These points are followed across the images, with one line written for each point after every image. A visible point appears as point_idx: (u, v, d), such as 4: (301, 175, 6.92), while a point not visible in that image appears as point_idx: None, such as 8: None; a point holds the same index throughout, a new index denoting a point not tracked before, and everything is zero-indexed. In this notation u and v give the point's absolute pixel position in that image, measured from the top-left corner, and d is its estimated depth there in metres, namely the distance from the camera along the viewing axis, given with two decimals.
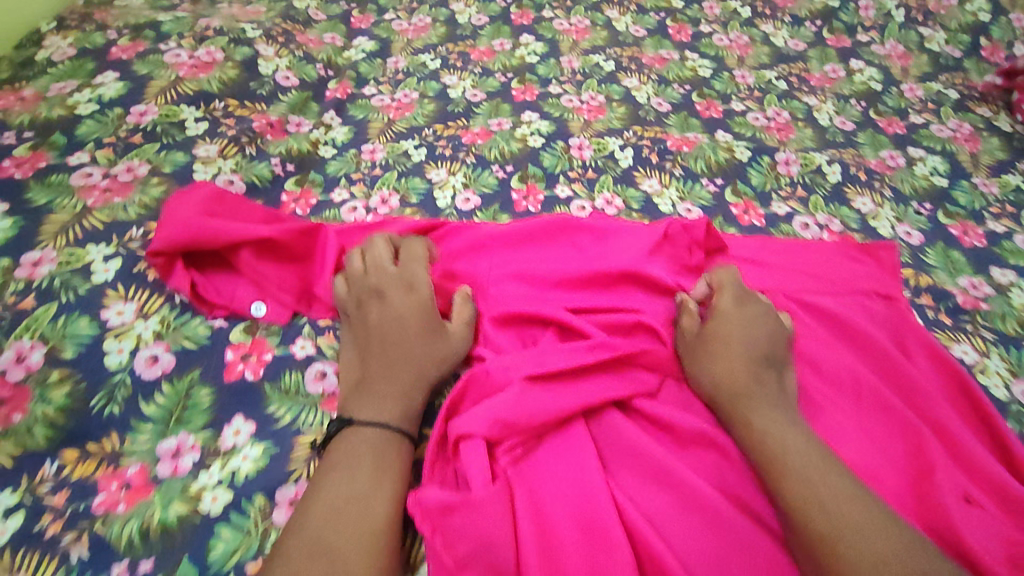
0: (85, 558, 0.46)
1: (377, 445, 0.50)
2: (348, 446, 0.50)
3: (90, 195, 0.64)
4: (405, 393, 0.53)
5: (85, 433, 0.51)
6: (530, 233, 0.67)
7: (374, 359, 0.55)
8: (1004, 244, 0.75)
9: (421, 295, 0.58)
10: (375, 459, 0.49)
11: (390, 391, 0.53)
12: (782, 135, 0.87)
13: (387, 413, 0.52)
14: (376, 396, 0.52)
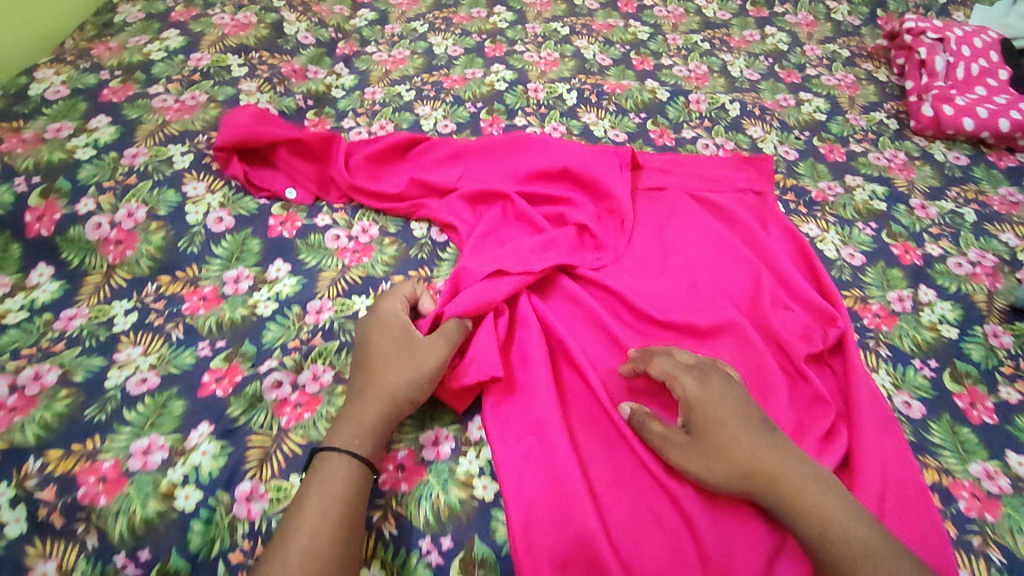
0: (181, 336, 0.68)
1: (350, 466, 0.55)
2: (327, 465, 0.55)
3: (166, 113, 0.84)
4: (375, 418, 0.58)
5: (174, 264, 0.73)
6: (491, 144, 0.88)
7: (359, 384, 0.61)
8: (858, 159, 0.97)
9: (403, 331, 0.64)
10: (351, 475, 0.54)
11: (364, 411, 0.59)
12: (698, 83, 1.09)
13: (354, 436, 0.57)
14: (350, 420, 0.58)
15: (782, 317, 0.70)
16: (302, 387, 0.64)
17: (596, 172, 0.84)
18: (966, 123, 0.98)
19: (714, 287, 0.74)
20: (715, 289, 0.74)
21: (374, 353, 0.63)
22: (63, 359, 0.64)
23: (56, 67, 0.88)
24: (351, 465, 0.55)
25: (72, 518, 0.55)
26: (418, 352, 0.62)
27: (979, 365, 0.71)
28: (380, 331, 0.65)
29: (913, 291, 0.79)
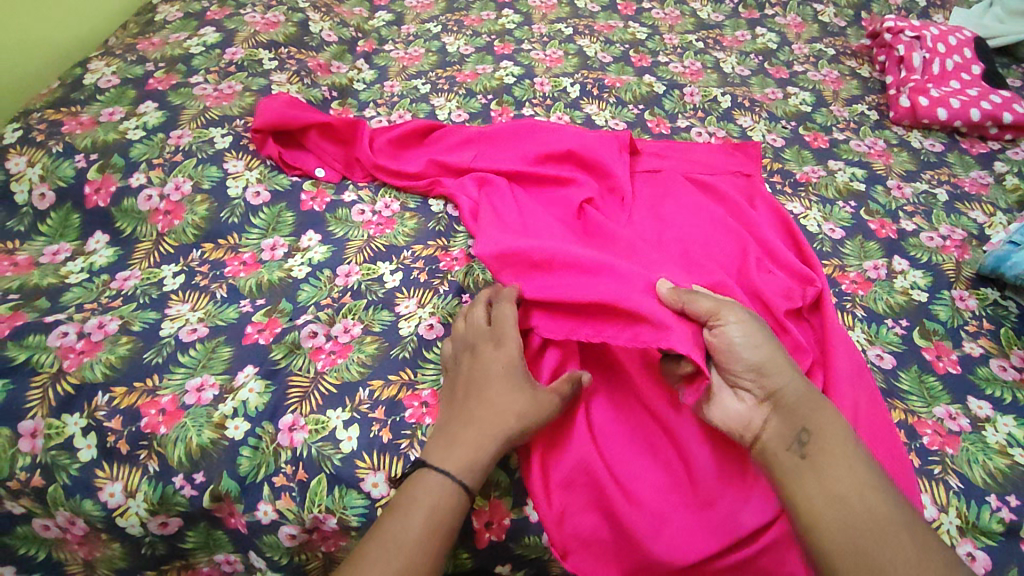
0: (224, 295, 0.76)
1: (438, 493, 0.56)
2: (423, 485, 0.56)
3: (206, 100, 0.94)
4: (482, 448, 0.58)
5: (217, 233, 0.81)
6: (501, 130, 0.95)
7: (464, 408, 0.61)
8: (840, 146, 1.05)
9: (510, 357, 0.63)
10: (433, 504, 0.55)
11: (470, 447, 0.58)
12: (692, 77, 1.18)
13: (460, 467, 0.57)
14: (458, 449, 0.58)
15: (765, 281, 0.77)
16: (335, 337, 0.72)
17: (597, 154, 0.91)
18: (940, 113, 1.06)
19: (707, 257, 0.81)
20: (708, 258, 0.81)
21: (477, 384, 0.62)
22: (122, 312, 0.72)
23: (106, 60, 0.98)
24: (454, 498, 0.56)
25: (136, 445, 0.62)
26: (531, 394, 0.61)
27: (945, 324, 0.78)
28: (485, 359, 0.63)
29: (887, 261, 0.86)
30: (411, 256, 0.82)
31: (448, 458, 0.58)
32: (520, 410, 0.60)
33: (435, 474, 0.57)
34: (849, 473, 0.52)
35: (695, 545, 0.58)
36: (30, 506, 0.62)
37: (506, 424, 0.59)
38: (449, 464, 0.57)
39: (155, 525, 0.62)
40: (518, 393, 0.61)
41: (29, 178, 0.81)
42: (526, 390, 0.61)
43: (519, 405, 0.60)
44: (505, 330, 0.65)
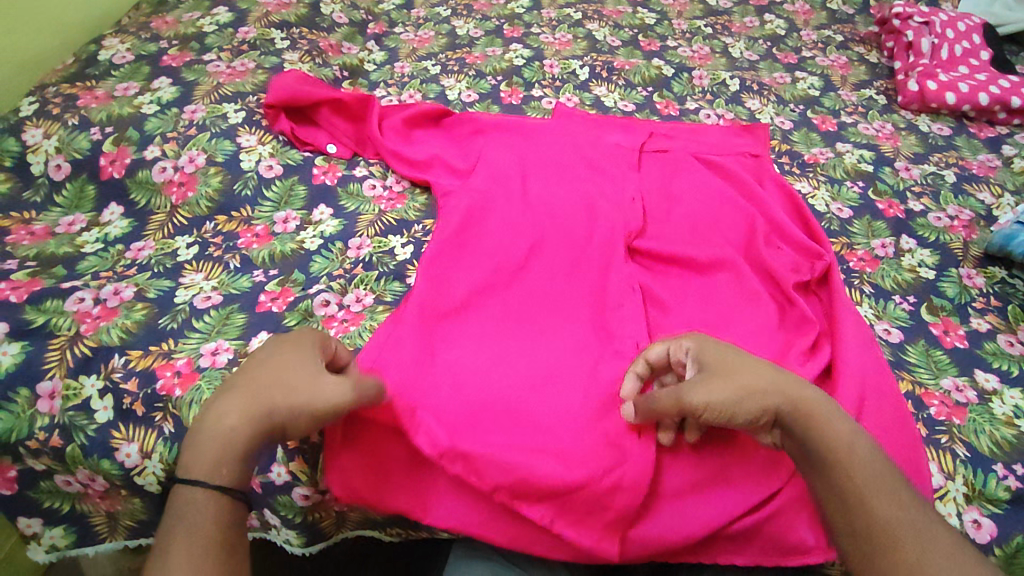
0: (238, 265, 0.77)
1: (209, 513, 0.49)
2: (181, 503, 0.50)
3: (220, 76, 0.95)
4: (223, 452, 0.52)
5: (230, 206, 0.82)
6: (499, 119, 0.94)
7: (234, 404, 0.54)
8: (848, 129, 1.05)
9: (302, 350, 0.56)
10: (201, 528, 0.49)
11: (234, 446, 0.52)
12: (701, 61, 1.18)
13: (217, 468, 0.51)
14: (207, 453, 0.52)
15: (771, 256, 0.78)
16: (347, 306, 0.73)
17: (602, 134, 0.92)
18: (949, 97, 1.06)
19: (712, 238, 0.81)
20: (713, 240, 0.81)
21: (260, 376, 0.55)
22: (137, 280, 0.73)
23: (120, 36, 0.99)
24: (206, 504, 0.50)
25: (152, 407, 0.63)
26: (315, 384, 0.54)
27: (953, 300, 0.78)
28: (257, 365, 0.56)
29: (895, 240, 0.86)
30: (422, 230, 0.83)
31: (196, 467, 0.51)
32: (292, 402, 0.53)
33: (189, 488, 0.50)
34: (866, 470, 0.52)
35: (702, 521, 0.60)
36: (50, 464, 0.64)
37: (273, 409, 0.53)
38: (201, 470, 0.51)
39: None
40: (298, 384, 0.54)
41: (45, 150, 0.82)
42: (307, 380, 0.55)
43: (283, 390, 0.54)
44: (267, 346, 0.58)
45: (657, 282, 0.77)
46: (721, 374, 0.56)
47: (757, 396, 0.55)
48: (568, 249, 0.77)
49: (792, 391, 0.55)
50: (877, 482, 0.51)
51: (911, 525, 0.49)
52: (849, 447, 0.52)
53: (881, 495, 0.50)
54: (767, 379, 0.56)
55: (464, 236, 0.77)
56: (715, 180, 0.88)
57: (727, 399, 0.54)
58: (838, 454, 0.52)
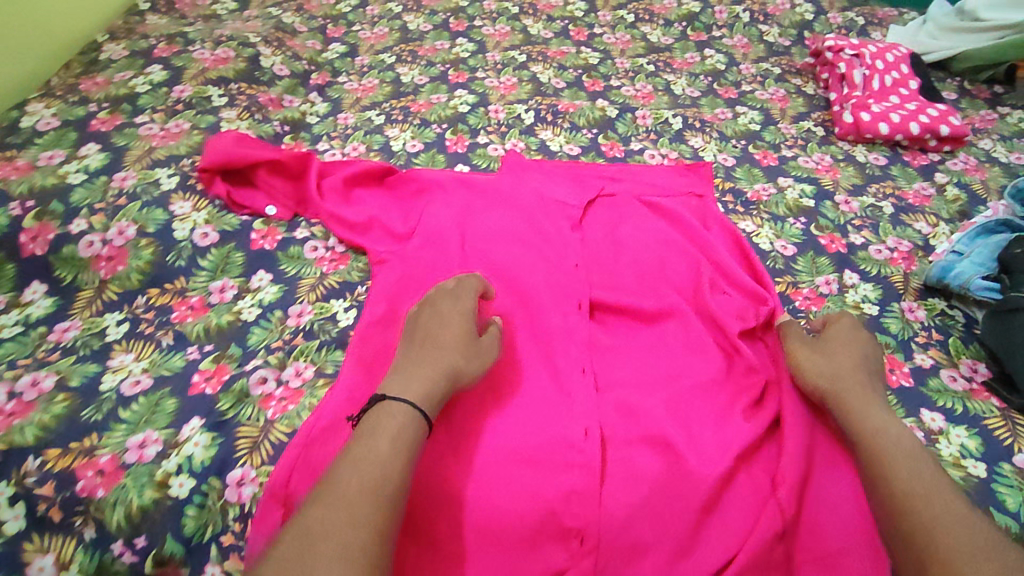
0: (171, 342, 0.74)
1: (407, 419, 0.56)
2: (383, 413, 0.57)
3: (152, 140, 0.92)
4: (428, 382, 0.60)
5: (162, 278, 0.79)
6: (439, 181, 0.93)
7: (414, 350, 0.65)
8: (789, 163, 1.07)
9: (465, 316, 0.69)
10: (400, 432, 0.55)
11: (418, 381, 0.60)
12: (645, 100, 1.20)
13: (411, 394, 0.59)
14: (405, 383, 0.60)
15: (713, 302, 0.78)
16: (286, 382, 0.70)
17: (540, 191, 0.94)
18: (882, 127, 1.09)
19: (661, 286, 0.81)
20: (661, 287, 0.81)
21: (434, 329, 0.67)
22: (59, 367, 0.70)
23: (46, 100, 0.95)
24: (407, 417, 0.56)
25: (71, 511, 0.59)
26: (471, 350, 0.66)
27: (896, 336, 0.79)
28: (430, 327, 0.67)
29: (838, 275, 0.87)
30: (365, 291, 0.81)
31: (406, 383, 0.60)
32: (467, 356, 0.65)
33: (390, 402, 0.58)
34: (908, 462, 0.58)
35: None
36: None
37: (449, 363, 0.63)
38: (401, 392, 0.59)
39: None
40: (467, 343, 0.66)
41: None
42: (466, 346, 0.66)
43: (452, 353, 0.64)
44: (443, 302, 0.70)
45: (606, 336, 0.76)
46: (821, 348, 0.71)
47: (810, 373, 0.68)
48: (510, 318, 0.77)
49: (844, 380, 0.67)
50: (899, 458, 0.58)
51: (925, 492, 0.55)
52: (880, 426, 0.61)
53: (903, 473, 0.57)
54: (829, 365, 0.69)
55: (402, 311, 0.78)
56: (659, 225, 0.89)
57: (805, 358, 0.70)
58: (868, 432, 0.61)
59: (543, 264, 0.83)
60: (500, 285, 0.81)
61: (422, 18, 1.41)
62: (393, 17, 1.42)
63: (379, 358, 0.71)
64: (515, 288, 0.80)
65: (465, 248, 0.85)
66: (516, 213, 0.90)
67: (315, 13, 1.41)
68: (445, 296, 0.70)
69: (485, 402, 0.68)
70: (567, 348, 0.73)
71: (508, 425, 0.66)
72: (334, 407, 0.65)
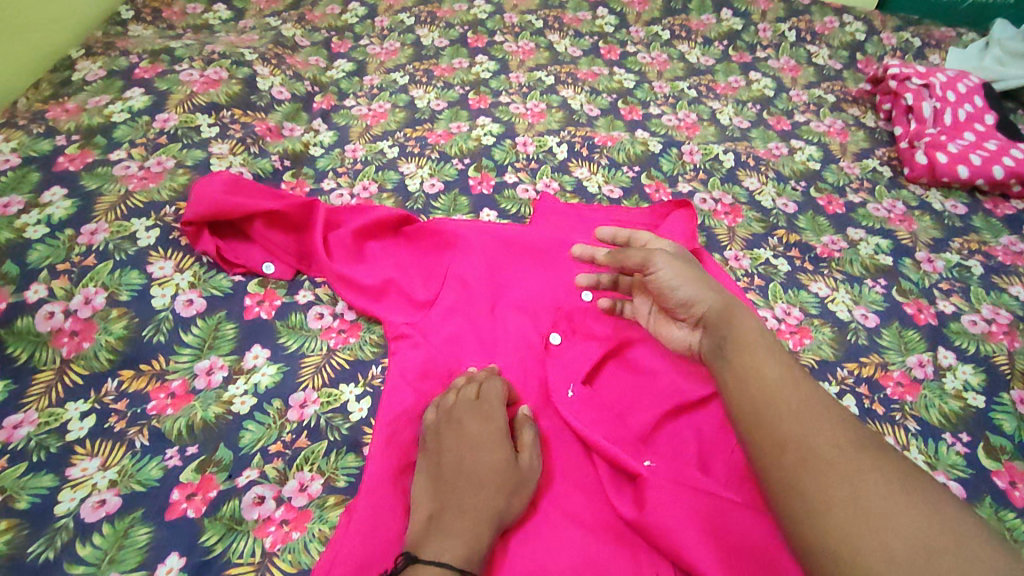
0: (146, 444, 0.60)
1: None
2: None
3: (129, 181, 0.78)
4: (468, 535, 0.51)
5: (137, 357, 0.66)
6: (467, 231, 0.80)
7: (444, 488, 0.55)
8: (857, 210, 0.95)
9: (497, 434, 0.59)
10: None
11: (462, 529, 0.51)
12: (689, 132, 1.07)
13: (455, 552, 0.49)
14: (445, 532, 0.51)
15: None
16: (288, 500, 0.57)
17: (583, 248, 0.81)
18: (961, 171, 0.97)
19: None
20: None
21: (463, 458, 0.57)
22: (5, 481, 0.56)
23: (6, 132, 0.82)
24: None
25: None
26: (518, 475, 0.56)
27: (1013, 438, 0.67)
28: (462, 448, 0.58)
29: (932, 354, 0.75)
30: (380, 373, 0.68)
31: (438, 546, 0.49)
32: (506, 490, 0.55)
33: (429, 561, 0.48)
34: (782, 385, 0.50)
35: None
36: None
37: (485, 506, 0.53)
38: (443, 548, 0.49)
39: None
40: (503, 468, 0.56)
41: None
42: (511, 471, 0.56)
43: (497, 486, 0.54)
44: (468, 419, 0.60)
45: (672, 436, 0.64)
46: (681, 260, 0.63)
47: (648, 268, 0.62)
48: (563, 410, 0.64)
49: (714, 295, 0.59)
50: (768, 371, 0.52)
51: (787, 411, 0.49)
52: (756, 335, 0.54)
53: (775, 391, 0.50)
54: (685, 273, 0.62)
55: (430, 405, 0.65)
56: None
57: (661, 268, 0.62)
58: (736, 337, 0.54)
59: (590, 344, 0.70)
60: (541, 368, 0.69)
61: (437, 31, 1.28)
62: (405, 30, 1.28)
63: (405, 468, 0.59)
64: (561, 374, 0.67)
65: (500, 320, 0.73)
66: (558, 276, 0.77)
67: (318, 24, 1.27)
68: (470, 410, 0.60)
69: (532, 535, 0.55)
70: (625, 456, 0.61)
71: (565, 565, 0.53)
72: (353, 550, 0.52)
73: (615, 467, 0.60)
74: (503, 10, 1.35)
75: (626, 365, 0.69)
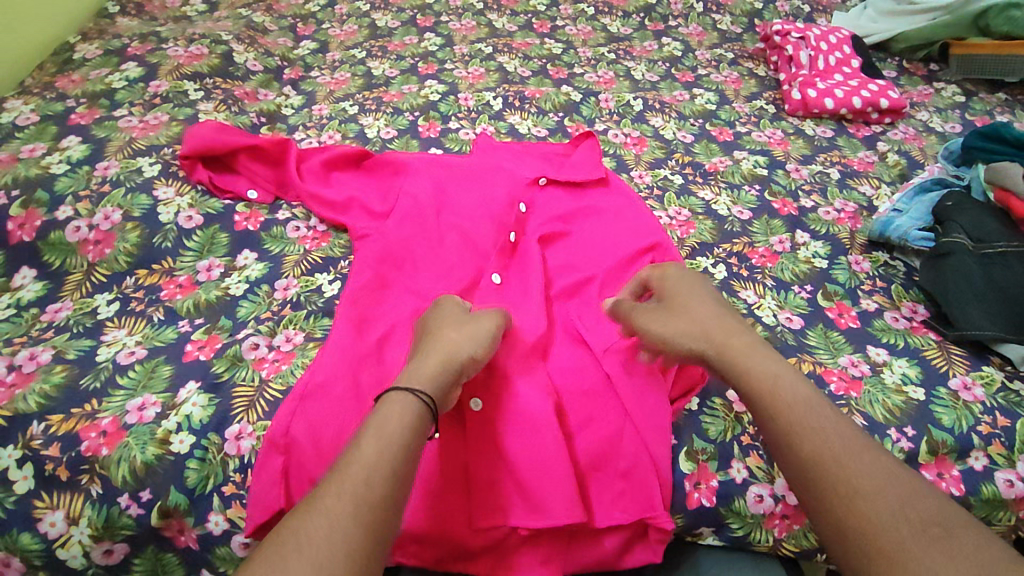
0: (162, 317, 0.76)
1: (406, 415, 0.55)
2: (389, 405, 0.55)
3: (132, 131, 0.95)
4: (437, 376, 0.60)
5: (150, 259, 0.82)
6: (413, 161, 0.97)
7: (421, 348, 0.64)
8: (743, 138, 1.14)
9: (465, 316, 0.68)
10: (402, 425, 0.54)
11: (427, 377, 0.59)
12: (606, 85, 1.26)
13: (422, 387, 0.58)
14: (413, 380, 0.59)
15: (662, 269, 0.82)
16: (277, 347, 0.73)
17: (513, 170, 0.98)
18: (827, 103, 1.17)
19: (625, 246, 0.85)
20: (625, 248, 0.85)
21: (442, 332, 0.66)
22: (54, 343, 0.71)
23: (24, 98, 0.97)
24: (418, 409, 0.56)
25: (77, 470, 0.62)
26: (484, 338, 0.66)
27: (844, 285, 0.85)
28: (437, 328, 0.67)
29: (791, 235, 0.94)
30: (348, 264, 0.85)
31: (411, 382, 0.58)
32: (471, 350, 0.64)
33: (400, 395, 0.56)
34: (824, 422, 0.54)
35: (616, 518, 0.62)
36: None
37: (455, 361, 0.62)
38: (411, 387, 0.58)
39: (100, 553, 0.62)
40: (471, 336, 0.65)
41: None
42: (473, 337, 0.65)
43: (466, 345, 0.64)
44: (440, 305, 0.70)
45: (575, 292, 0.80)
46: (673, 310, 0.68)
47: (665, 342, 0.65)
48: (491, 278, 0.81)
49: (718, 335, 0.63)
50: (804, 415, 0.55)
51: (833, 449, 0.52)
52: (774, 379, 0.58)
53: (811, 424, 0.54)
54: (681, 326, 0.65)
55: (387, 282, 0.81)
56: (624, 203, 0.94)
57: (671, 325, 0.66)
58: (762, 389, 0.57)
59: (516, 239, 0.87)
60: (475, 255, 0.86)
61: (389, 15, 1.46)
62: (361, 15, 1.46)
63: (368, 319, 0.76)
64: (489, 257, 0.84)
65: (441, 223, 0.90)
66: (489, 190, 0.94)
67: (285, 13, 1.44)
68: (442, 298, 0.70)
69: None
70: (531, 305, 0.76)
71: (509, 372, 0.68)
72: (326, 365, 0.69)
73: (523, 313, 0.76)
74: None
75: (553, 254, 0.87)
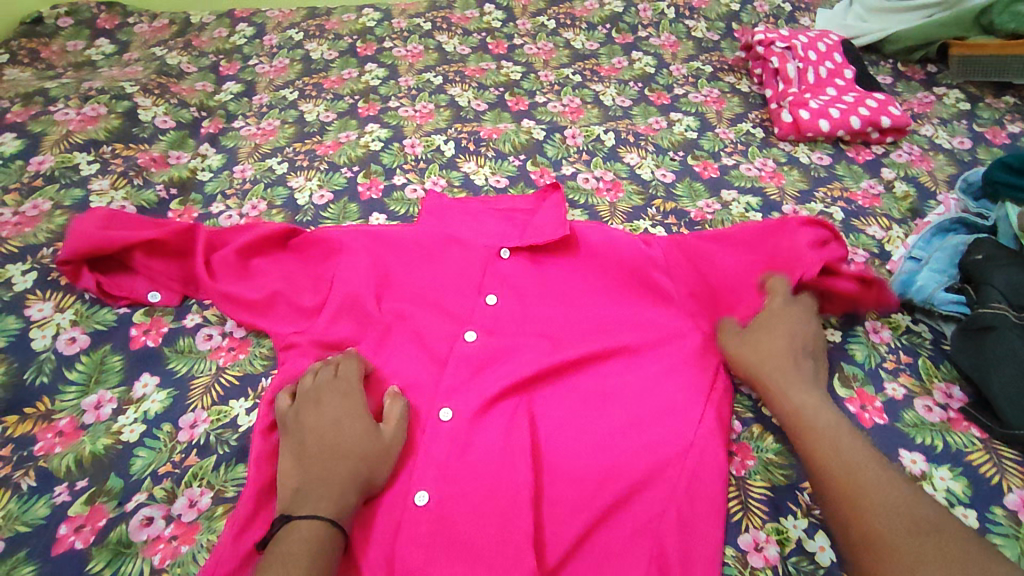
0: (33, 484, 0.61)
1: (310, 548, 0.52)
2: (293, 538, 0.52)
3: (4, 229, 0.82)
4: (338, 494, 0.56)
5: (21, 401, 0.67)
6: (346, 240, 0.80)
7: (310, 463, 0.59)
8: (731, 172, 1.00)
9: (358, 414, 0.63)
10: (309, 562, 0.51)
11: (329, 492, 0.56)
12: (573, 117, 1.11)
13: (327, 508, 0.55)
14: (313, 497, 0.56)
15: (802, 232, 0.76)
16: (177, 518, 0.59)
17: (469, 240, 0.81)
18: (822, 125, 1.03)
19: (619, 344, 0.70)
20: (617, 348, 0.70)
21: (328, 434, 0.61)
22: None
23: None
24: (323, 538, 0.53)
25: None
26: (380, 443, 0.61)
27: (863, 366, 0.72)
28: (323, 427, 0.61)
29: None
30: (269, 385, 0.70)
31: (309, 505, 0.55)
32: (366, 453, 0.60)
33: (302, 525, 0.53)
34: (839, 434, 0.58)
35: None
36: None
37: (350, 473, 0.58)
38: (313, 506, 0.55)
39: None
40: (366, 437, 0.61)
41: None
42: (372, 439, 0.61)
43: (360, 454, 0.59)
44: (327, 399, 0.63)
45: (560, 419, 0.66)
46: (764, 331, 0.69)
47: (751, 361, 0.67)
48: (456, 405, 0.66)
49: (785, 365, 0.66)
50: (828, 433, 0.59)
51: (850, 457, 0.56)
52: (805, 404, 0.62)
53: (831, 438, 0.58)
54: (761, 351, 0.67)
55: None
56: (645, 258, 0.77)
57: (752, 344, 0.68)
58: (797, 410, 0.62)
59: (481, 341, 0.71)
60: (432, 368, 0.70)
61: (325, 44, 1.29)
62: (294, 45, 1.29)
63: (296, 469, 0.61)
64: (453, 374, 0.68)
65: (386, 325, 0.74)
66: (444, 273, 0.78)
67: (205, 49, 1.27)
68: (332, 389, 0.64)
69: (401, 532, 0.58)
70: (508, 448, 0.63)
71: (493, 551, 0.57)
72: (239, 549, 0.56)
73: (499, 460, 0.62)
74: (391, 17, 1.37)
75: (540, 347, 0.71)
